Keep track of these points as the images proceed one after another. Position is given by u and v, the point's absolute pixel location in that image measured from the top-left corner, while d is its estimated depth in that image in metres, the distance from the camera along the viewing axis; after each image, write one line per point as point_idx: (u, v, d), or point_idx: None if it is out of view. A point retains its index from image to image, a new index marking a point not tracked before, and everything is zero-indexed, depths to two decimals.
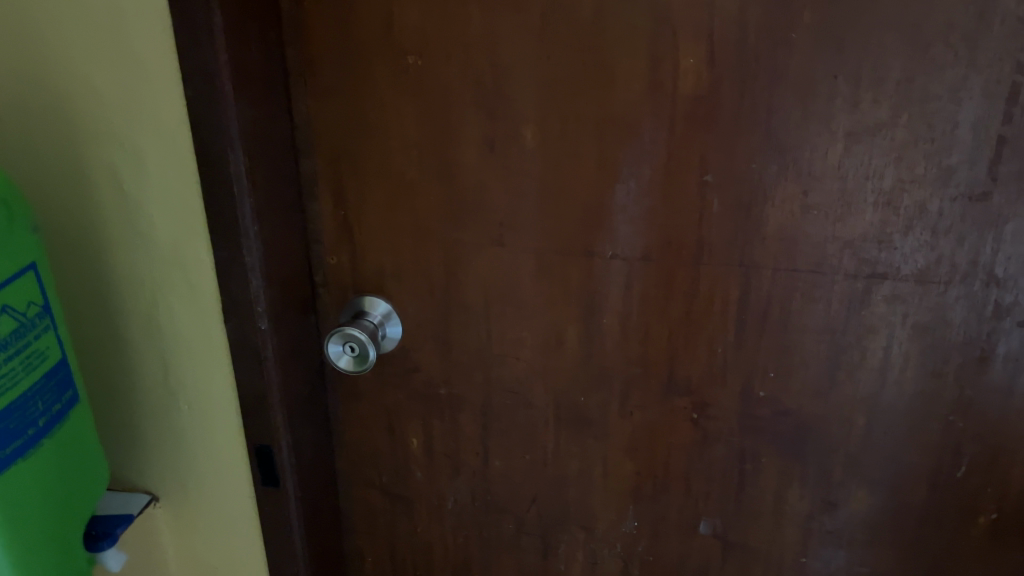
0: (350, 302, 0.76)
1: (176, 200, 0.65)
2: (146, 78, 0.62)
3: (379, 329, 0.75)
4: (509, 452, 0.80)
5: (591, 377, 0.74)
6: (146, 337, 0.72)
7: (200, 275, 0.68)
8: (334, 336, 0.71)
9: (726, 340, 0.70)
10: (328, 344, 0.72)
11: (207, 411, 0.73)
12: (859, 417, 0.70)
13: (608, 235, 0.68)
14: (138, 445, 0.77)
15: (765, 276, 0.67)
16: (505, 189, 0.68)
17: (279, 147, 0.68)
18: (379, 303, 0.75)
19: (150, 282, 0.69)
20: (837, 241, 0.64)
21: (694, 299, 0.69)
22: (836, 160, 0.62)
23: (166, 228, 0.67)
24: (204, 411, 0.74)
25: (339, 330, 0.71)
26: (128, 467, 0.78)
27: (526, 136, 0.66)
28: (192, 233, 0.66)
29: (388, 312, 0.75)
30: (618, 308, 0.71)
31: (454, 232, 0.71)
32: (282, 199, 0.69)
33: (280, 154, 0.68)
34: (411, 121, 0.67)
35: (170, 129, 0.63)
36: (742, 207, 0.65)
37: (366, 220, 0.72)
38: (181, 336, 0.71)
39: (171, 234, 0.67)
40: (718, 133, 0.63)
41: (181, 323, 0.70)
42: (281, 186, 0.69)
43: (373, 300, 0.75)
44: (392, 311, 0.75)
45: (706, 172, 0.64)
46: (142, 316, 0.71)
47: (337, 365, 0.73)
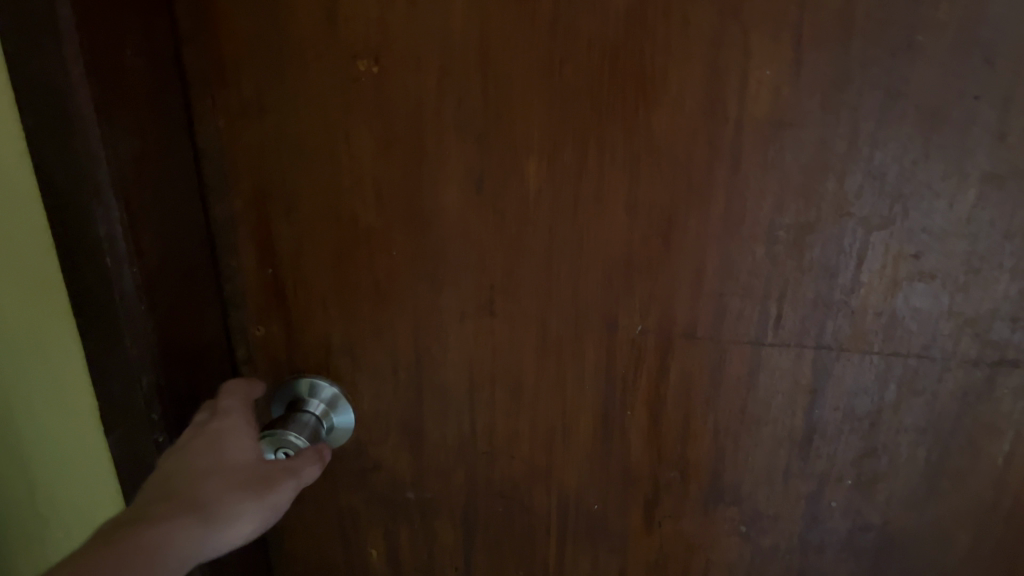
0: (282, 384, 0.57)
1: (35, 257, 0.49)
2: (2, 101, 0.44)
3: (325, 420, 0.56)
4: (498, 565, 0.62)
5: (609, 480, 0.57)
6: (12, 403, 0.56)
7: (65, 342, 0.51)
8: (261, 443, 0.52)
9: (791, 440, 0.53)
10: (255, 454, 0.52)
11: (92, 496, 0.58)
12: (961, 534, 0.54)
13: (638, 304, 0.50)
14: (23, 518, 0.63)
15: (851, 362, 0.49)
16: (498, 243, 0.49)
17: (177, 189, 0.48)
18: (322, 385, 0.56)
19: (10, 341, 0.53)
20: (955, 318, 0.47)
21: (752, 388, 0.51)
22: (965, 214, 0.44)
23: (18, 279, 0.50)
24: (89, 499, 0.58)
25: (269, 434, 0.52)
26: (16, 537, 0.65)
27: (528, 173, 0.47)
28: (50, 290, 0.49)
29: (334, 397, 0.56)
30: (649, 396, 0.53)
31: (430, 298, 0.52)
32: (186, 259, 0.49)
33: (180, 198, 0.48)
34: (367, 150, 0.48)
35: (10, 157, 0.46)
36: (825, 274, 0.47)
37: (307, 280, 0.53)
38: (52, 410, 0.55)
39: (25, 288, 0.50)
40: (801, 175, 0.45)
41: (49, 396, 0.54)
42: (183, 242, 0.49)
43: (313, 383, 0.56)
44: (339, 395, 0.56)
45: (779, 226, 0.46)
46: (6, 378, 0.55)
47: None
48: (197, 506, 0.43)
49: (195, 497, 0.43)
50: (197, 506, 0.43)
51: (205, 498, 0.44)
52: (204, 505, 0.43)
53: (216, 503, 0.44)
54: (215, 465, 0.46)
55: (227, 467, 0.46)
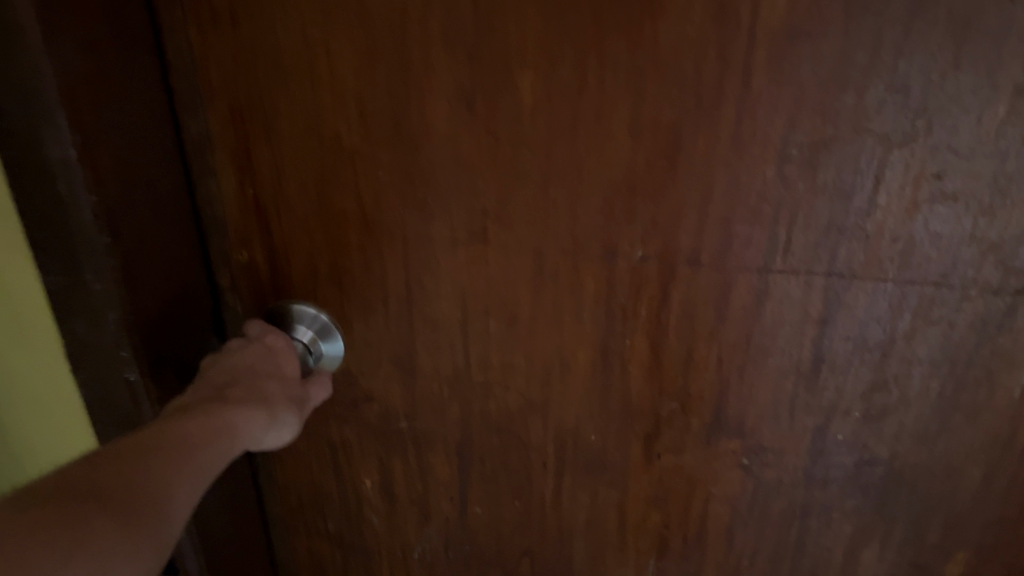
0: (268, 312, 0.54)
1: None
2: None
3: (305, 355, 0.54)
4: (494, 498, 0.61)
5: (608, 413, 0.55)
6: None
7: (22, 266, 0.49)
8: None
9: (799, 373, 0.50)
10: None
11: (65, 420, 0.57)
12: (974, 470, 0.52)
13: (640, 229, 0.47)
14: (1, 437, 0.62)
15: (864, 291, 0.46)
16: (491, 165, 0.46)
17: (142, 109, 0.45)
18: (309, 312, 0.54)
19: None
20: (978, 244, 0.44)
21: (758, 319, 0.49)
22: (995, 132, 0.40)
23: None
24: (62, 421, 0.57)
25: None
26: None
27: (522, 89, 0.44)
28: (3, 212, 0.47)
29: (323, 325, 0.54)
30: (650, 327, 0.50)
31: (419, 224, 0.49)
32: (156, 183, 0.47)
33: (145, 118, 0.45)
34: (349, 64, 0.44)
35: None
36: (841, 198, 0.44)
37: (291, 204, 0.50)
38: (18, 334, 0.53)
39: None
40: (816, 89, 0.41)
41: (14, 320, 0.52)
42: (151, 166, 0.46)
43: (301, 310, 0.54)
44: (329, 323, 0.54)
45: (792, 145, 0.43)
46: None
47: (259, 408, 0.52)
48: (269, 404, 0.47)
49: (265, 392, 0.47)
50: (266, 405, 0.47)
51: (269, 397, 0.47)
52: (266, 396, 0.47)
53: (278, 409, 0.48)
54: (266, 373, 0.48)
55: (281, 379, 0.49)
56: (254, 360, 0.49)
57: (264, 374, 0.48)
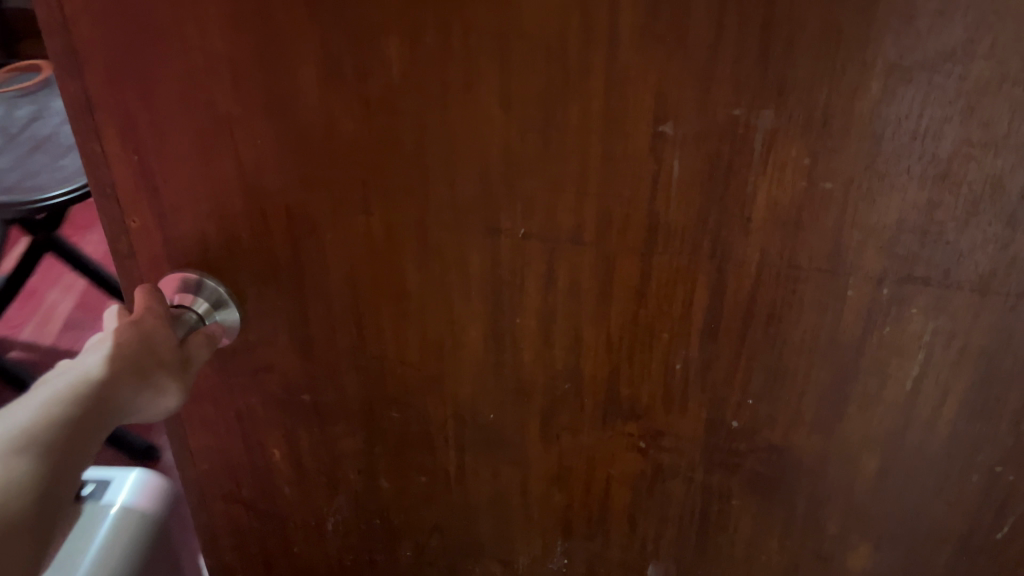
0: (168, 278, 0.53)
1: None
2: None
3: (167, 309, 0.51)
4: (400, 472, 0.60)
5: (503, 392, 0.54)
6: None
7: None
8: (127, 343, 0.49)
9: (688, 357, 0.49)
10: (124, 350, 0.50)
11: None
12: (870, 460, 0.50)
13: (519, 207, 0.46)
14: None
15: (748, 274, 0.45)
16: (366, 135, 0.45)
17: None
18: (209, 285, 0.53)
19: None
20: (859, 229, 0.42)
21: (644, 301, 0.47)
22: (869, 110, 0.39)
23: None
24: None
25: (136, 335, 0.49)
26: None
27: (390, 55, 0.42)
28: None
29: (221, 298, 0.53)
30: (538, 306, 0.49)
31: (301, 194, 0.48)
32: None
33: None
34: (218, 26, 0.43)
35: None
36: (718, 176, 0.42)
37: (174, 170, 0.49)
38: None
39: None
40: (685, 62, 0.39)
41: None
42: None
43: (199, 281, 0.53)
44: (228, 297, 0.54)
45: (664, 122, 0.41)
46: None
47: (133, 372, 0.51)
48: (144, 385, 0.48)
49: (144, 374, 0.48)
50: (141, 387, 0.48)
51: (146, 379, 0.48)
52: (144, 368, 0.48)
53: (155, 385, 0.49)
54: (149, 342, 0.48)
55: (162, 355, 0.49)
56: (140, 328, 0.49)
57: (148, 343, 0.48)
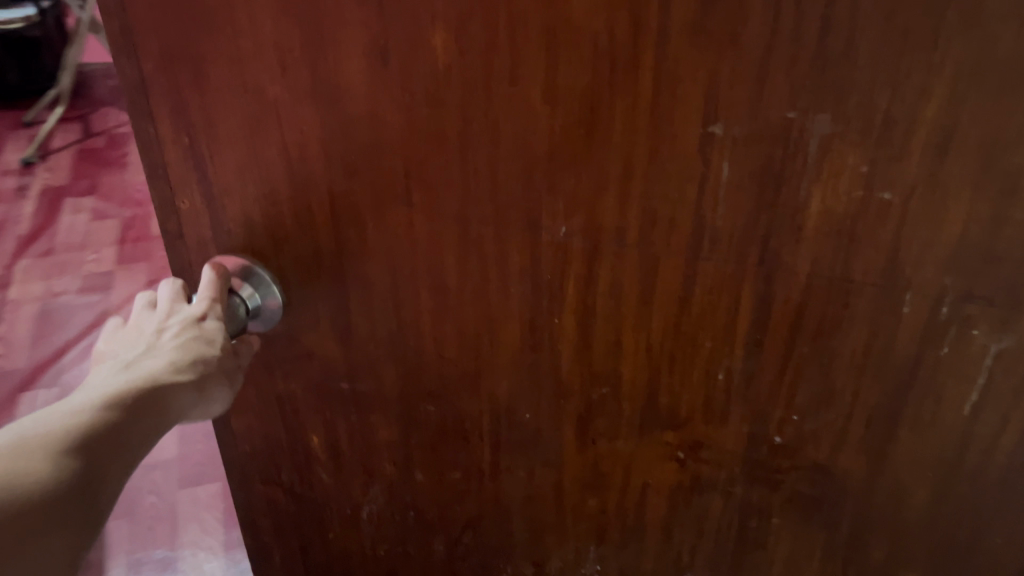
0: (228, 258, 0.54)
1: None
2: None
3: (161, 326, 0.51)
4: (435, 466, 0.60)
5: (540, 392, 0.53)
6: None
7: None
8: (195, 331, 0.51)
9: (731, 368, 0.47)
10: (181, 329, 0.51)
11: None
12: (920, 488, 0.48)
13: (561, 205, 0.45)
14: None
15: (797, 285, 0.43)
16: (410, 126, 0.45)
17: None
18: (265, 280, 0.54)
19: None
20: (919, 243, 0.40)
21: (688, 308, 0.46)
22: (933, 116, 0.36)
23: None
24: None
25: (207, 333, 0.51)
26: None
27: (436, 45, 0.42)
28: None
29: (270, 294, 0.54)
30: (577, 307, 0.48)
31: (345, 182, 0.48)
32: None
33: None
34: (267, 11, 0.43)
35: None
36: (770, 182, 0.40)
37: (222, 153, 0.50)
38: None
39: None
40: (736, 62, 0.37)
41: None
42: None
43: (257, 276, 0.53)
44: (277, 295, 0.54)
45: (713, 122, 0.39)
46: None
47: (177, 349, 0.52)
48: (203, 394, 0.50)
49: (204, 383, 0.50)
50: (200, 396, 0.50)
51: (206, 389, 0.50)
52: (205, 369, 0.50)
53: (211, 395, 0.51)
54: (210, 343, 0.51)
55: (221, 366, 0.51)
56: (200, 329, 0.51)
57: (208, 344, 0.50)
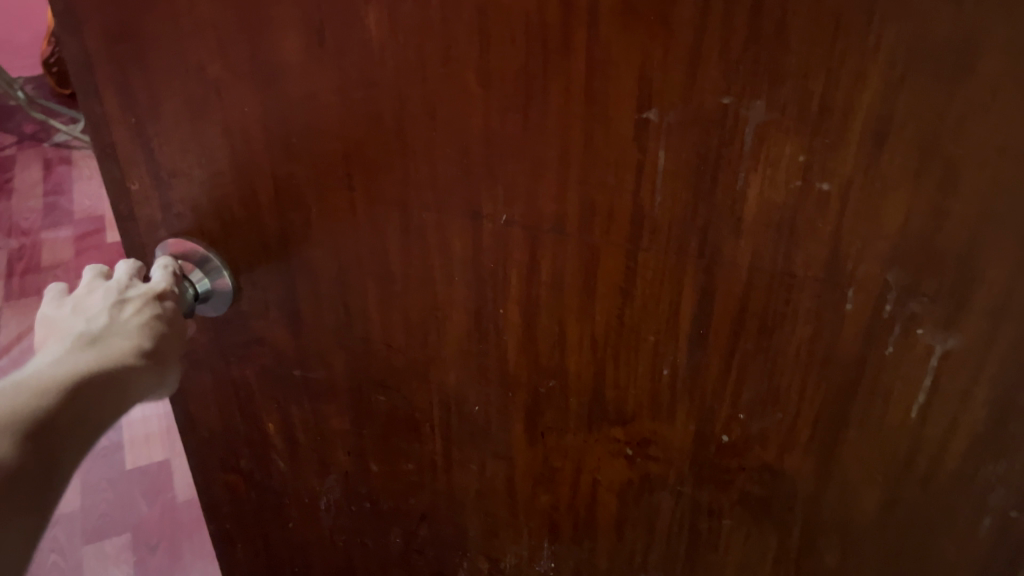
0: (187, 242, 0.53)
1: None
2: None
3: (129, 280, 0.50)
4: (388, 457, 0.59)
5: (487, 383, 0.52)
6: None
7: None
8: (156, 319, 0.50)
9: (676, 363, 0.46)
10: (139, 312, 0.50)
11: None
12: (869, 491, 0.46)
13: (500, 191, 0.44)
14: None
15: (739, 279, 0.42)
16: (350, 108, 0.44)
17: None
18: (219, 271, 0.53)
19: None
20: (860, 237, 0.38)
21: (630, 300, 0.45)
22: (870, 105, 0.35)
23: None
24: None
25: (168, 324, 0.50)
26: None
27: (371, 24, 0.41)
28: None
29: (221, 285, 0.54)
30: (521, 296, 0.47)
31: (288, 164, 0.47)
32: None
33: None
34: None
35: None
36: (707, 172, 0.39)
37: (166, 134, 0.49)
38: None
39: None
40: (669, 45, 0.36)
41: None
42: None
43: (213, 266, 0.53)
44: (229, 288, 0.54)
45: (648, 108, 0.38)
46: None
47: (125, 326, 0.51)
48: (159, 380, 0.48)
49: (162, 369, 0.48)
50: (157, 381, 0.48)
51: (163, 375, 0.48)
52: (163, 353, 0.48)
53: (164, 382, 0.49)
54: (170, 326, 0.49)
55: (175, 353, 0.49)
56: (160, 307, 0.49)
57: (167, 326, 0.48)
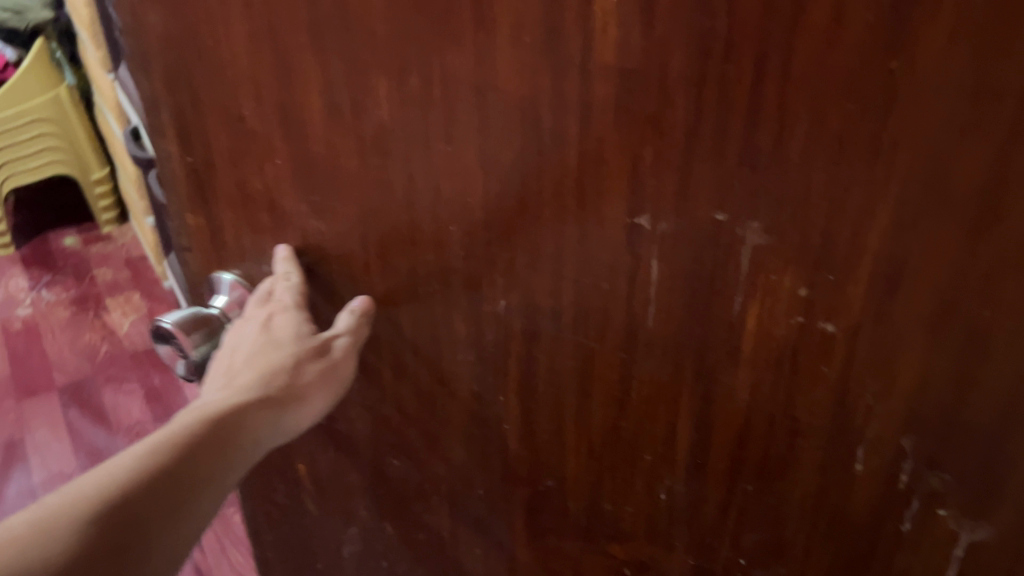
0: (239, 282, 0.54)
1: None
2: None
3: (158, 322, 0.52)
4: (403, 520, 0.58)
5: (491, 469, 0.49)
6: None
7: None
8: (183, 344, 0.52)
9: (672, 490, 0.41)
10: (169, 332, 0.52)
11: None
12: None
13: (500, 277, 0.41)
14: None
15: (737, 412, 0.37)
16: (364, 174, 0.43)
17: None
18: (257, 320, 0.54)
19: None
20: (869, 391, 0.32)
21: (626, 413, 0.40)
22: (879, 244, 0.29)
23: None
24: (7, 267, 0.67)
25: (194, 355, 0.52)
26: None
27: (381, 95, 0.40)
28: None
29: None
30: (520, 388, 0.44)
31: (314, 219, 0.47)
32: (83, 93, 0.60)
33: None
34: (239, 45, 0.43)
35: None
36: (701, 290, 0.35)
37: (216, 176, 0.50)
38: None
39: None
40: (659, 149, 0.33)
41: None
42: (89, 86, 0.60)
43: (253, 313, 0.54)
44: None
45: (639, 213, 0.34)
46: None
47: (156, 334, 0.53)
48: (280, 394, 0.46)
49: (276, 385, 0.46)
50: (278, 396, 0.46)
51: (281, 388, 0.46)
52: (281, 395, 0.46)
53: (292, 392, 0.47)
54: (293, 364, 0.47)
55: (296, 360, 0.47)
56: (281, 348, 0.47)
57: (285, 365, 0.47)
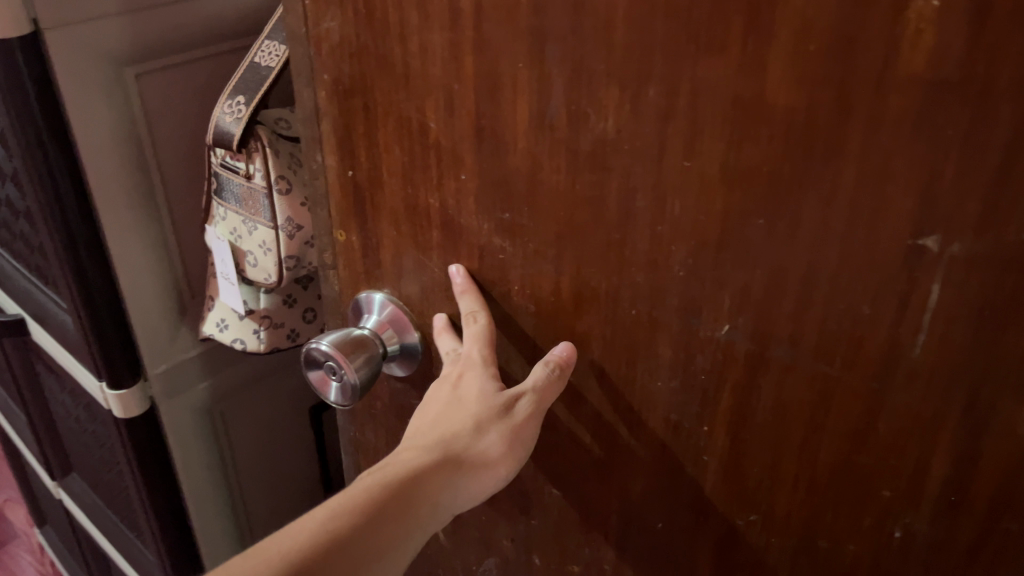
0: (398, 306, 0.52)
1: None
2: None
3: (314, 346, 0.50)
4: (555, 552, 0.55)
5: (677, 501, 0.47)
6: None
7: None
8: (345, 372, 0.50)
9: (910, 527, 0.39)
10: (328, 357, 0.50)
11: None
12: None
13: (728, 301, 0.38)
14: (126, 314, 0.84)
15: (1011, 448, 0.34)
16: (570, 190, 0.40)
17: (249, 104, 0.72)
18: (413, 342, 0.52)
19: None
20: None
21: (865, 445, 0.38)
22: None
23: None
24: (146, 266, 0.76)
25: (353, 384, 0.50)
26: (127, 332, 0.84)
27: (608, 108, 0.37)
28: None
29: (411, 353, 0.53)
30: (731, 417, 0.42)
31: (497, 237, 0.45)
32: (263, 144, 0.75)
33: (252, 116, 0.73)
34: (438, 53, 0.41)
35: None
36: (992, 319, 0.32)
37: (380, 192, 0.48)
38: None
39: None
40: (965, 166, 0.30)
41: None
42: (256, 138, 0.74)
43: (411, 335, 0.52)
44: (416, 357, 0.53)
45: (924, 235, 0.32)
46: None
47: (312, 355, 0.52)
48: (459, 455, 0.47)
49: (454, 447, 0.47)
50: (456, 457, 0.47)
51: (461, 450, 0.47)
52: (461, 458, 0.47)
53: (472, 454, 0.47)
54: (475, 428, 0.47)
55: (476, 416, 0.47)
56: (463, 410, 0.47)
57: (467, 427, 0.47)
